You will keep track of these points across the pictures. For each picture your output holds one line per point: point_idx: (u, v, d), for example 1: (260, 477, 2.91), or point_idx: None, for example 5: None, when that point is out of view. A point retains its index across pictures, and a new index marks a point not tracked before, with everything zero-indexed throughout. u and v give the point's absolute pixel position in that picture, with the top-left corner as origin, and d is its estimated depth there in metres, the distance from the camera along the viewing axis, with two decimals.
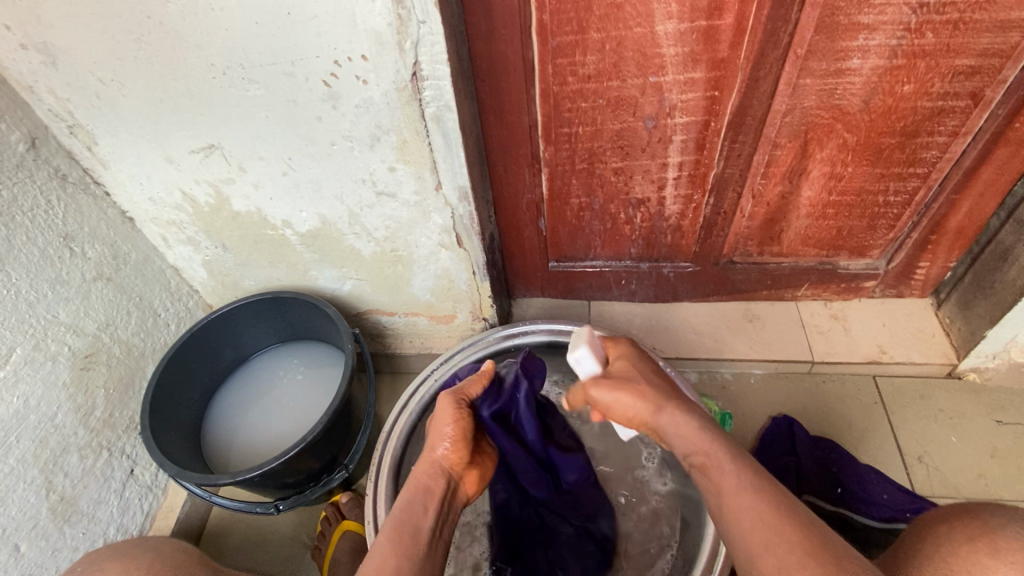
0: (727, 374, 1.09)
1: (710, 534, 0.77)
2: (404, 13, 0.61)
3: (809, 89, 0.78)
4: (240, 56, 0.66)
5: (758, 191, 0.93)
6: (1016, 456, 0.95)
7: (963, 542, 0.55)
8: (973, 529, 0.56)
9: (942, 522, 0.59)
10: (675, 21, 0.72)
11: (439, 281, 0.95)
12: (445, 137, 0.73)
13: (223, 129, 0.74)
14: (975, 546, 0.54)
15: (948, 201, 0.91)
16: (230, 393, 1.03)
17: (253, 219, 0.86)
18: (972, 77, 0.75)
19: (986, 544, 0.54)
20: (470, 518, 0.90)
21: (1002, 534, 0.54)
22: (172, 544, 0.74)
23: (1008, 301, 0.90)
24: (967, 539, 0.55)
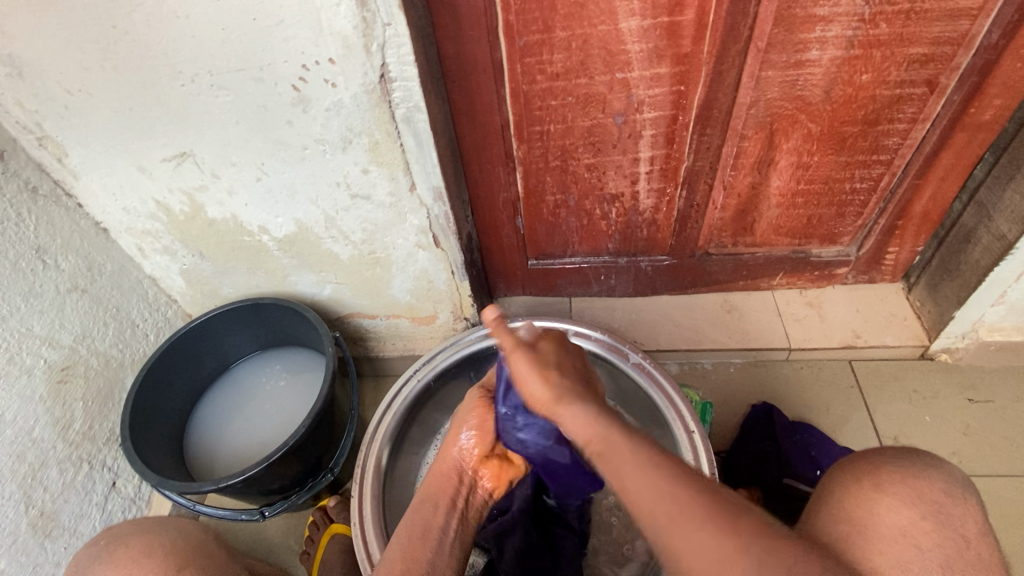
0: (707, 364, 1.10)
1: None
2: (369, 15, 0.62)
3: (771, 81, 0.81)
4: (208, 63, 0.66)
5: (728, 182, 0.95)
6: (987, 433, 0.97)
7: (851, 482, 0.59)
8: (860, 470, 0.60)
9: (833, 473, 0.62)
10: (639, 18, 0.73)
11: (419, 282, 0.95)
12: (417, 137, 0.74)
13: (194, 137, 0.74)
14: (862, 484, 0.58)
15: (912, 185, 0.93)
16: (213, 403, 1.02)
17: (228, 226, 0.86)
18: (926, 65, 0.78)
19: (871, 482, 0.58)
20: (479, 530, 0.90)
21: (884, 470, 0.59)
22: (190, 530, 0.77)
23: (973, 283, 0.93)
24: (855, 479, 0.59)
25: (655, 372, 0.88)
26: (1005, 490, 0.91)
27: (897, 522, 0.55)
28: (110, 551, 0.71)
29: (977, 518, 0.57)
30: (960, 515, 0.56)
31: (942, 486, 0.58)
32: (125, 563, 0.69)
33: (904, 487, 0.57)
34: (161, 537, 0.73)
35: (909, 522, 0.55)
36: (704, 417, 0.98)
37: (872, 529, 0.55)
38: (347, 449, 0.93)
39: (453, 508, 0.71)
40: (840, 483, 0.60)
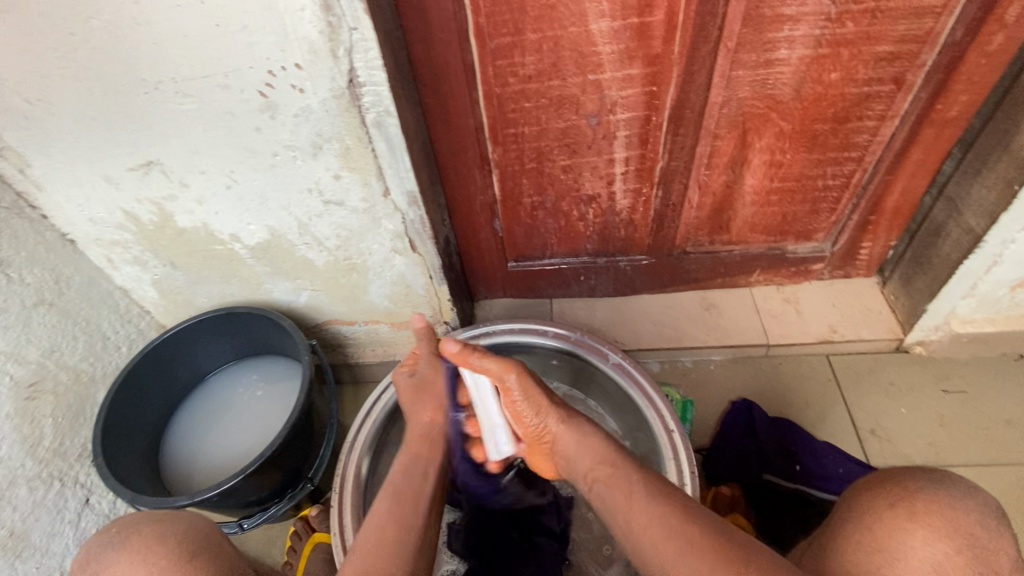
0: (687, 362, 1.10)
1: None
2: (335, 20, 0.61)
3: (742, 81, 0.81)
4: (172, 70, 0.65)
5: (703, 181, 0.96)
6: (963, 423, 0.99)
7: (883, 509, 0.57)
8: (895, 495, 0.58)
9: (863, 493, 0.60)
10: (608, 19, 0.73)
11: (396, 288, 0.94)
12: (389, 142, 0.73)
13: (161, 146, 0.73)
14: (896, 511, 0.56)
15: (883, 181, 0.94)
16: (188, 416, 1.00)
17: (199, 235, 0.85)
18: (893, 62, 0.79)
19: (905, 510, 0.56)
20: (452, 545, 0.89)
21: (920, 497, 0.57)
22: (200, 517, 0.66)
23: (944, 276, 0.94)
24: (888, 506, 0.57)
25: (630, 372, 0.88)
26: (981, 479, 0.93)
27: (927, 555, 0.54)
28: (122, 540, 0.60)
29: (1012, 551, 0.55)
30: (997, 549, 0.54)
31: (976, 516, 0.55)
32: (136, 552, 0.59)
33: (941, 518, 0.55)
34: (175, 525, 0.63)
35: (943, 557, 0.53)
36: (685, 415, 0.98)
37: (902, 562, 0.54)
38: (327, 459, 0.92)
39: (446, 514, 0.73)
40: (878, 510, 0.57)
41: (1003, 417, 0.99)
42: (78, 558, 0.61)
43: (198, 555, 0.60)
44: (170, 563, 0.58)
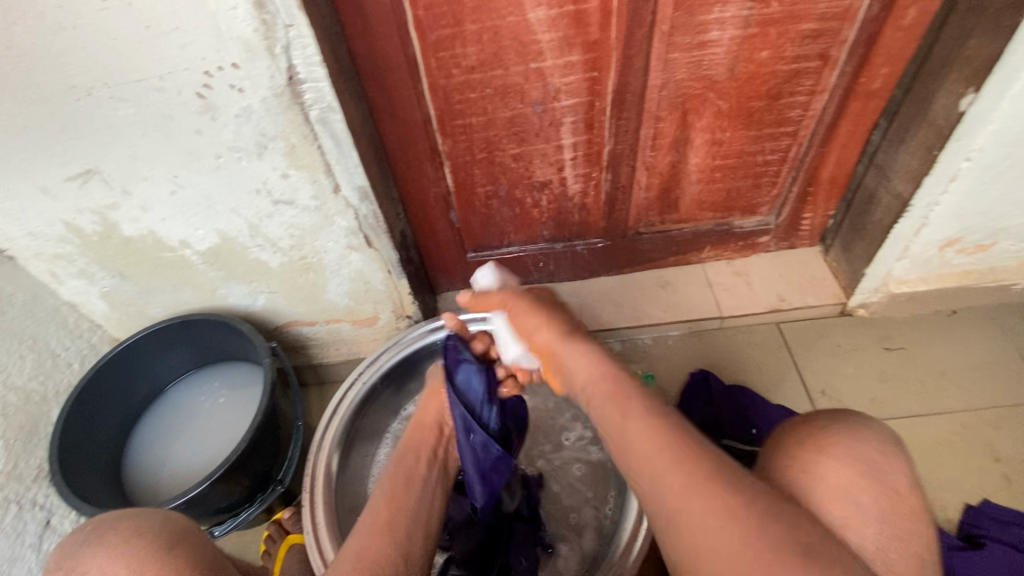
0: (647, 339, 1.14)
1: (629, 517, 0.77)
2: (269, 18, 0.61)
3: (678, 63, 0.84)
4: (104, 75, 0.64)
5: (650, 163, 0.99)
6: (902, 377, 1.05)
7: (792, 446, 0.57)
8: (804, 434, 0.58)
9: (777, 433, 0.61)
10: (545, 7, 0.75)
11: (355, 285, 0.94)
12: (334, 138, 0.73)
13: (100, 153, 0.71)
14: (806, 446, 0.57)
15: (817, 154, 0.99)
16: (149, 428, 0.99)
17: (147, 243, 0.83)
18: (817, 39, 0.83)
19: (813, 444, 0.57)
20: None
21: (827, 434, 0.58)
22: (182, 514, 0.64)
23: (879, 239, 0.99)
24: (797, 442, 0.58)
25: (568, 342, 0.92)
26: (919, 429, 0.99)
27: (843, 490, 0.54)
28: (98, 534, 0.60)
29: None
30: None
31: (878, 445, 0.57)
32: (114, 545, 0.58)
33: (847, 450, 0.56)
34: (152, 519, 0.62)
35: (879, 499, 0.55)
36: None
37: None
38: (296, 459, 0.92)
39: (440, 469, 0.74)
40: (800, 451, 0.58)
41: (938, 369, 1.06)
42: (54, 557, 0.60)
43: (177, 547, 0.59)
44: (150, 551, 0.58)
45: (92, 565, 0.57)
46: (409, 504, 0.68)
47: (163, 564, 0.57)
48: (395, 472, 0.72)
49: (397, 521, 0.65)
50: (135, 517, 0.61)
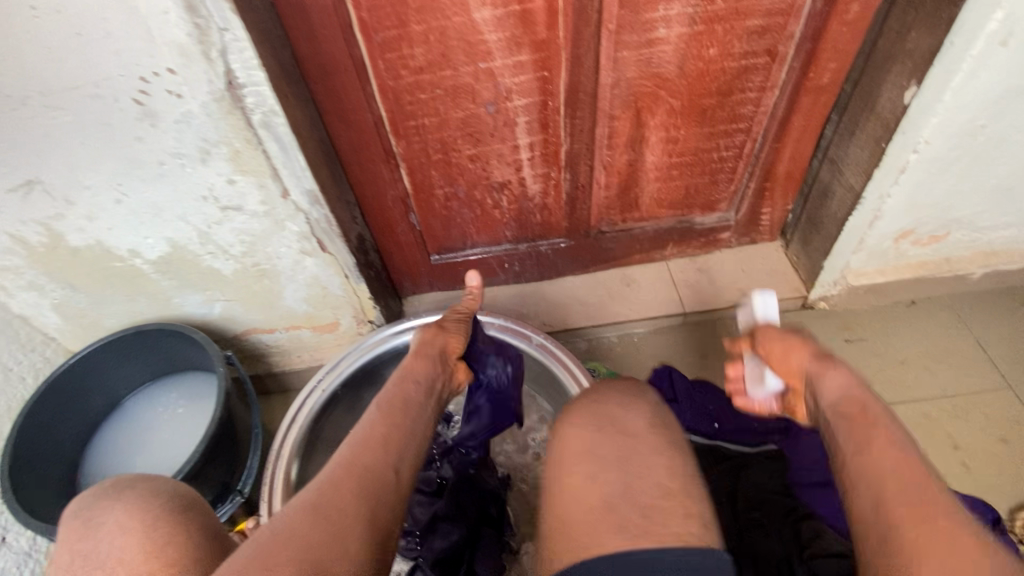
0: (612, 337, 1.14)
1: None
2: (203, 22, 0.60)
3: (628, 61, 0.84)
4: (39, 84, 0.62)
5: (607, 161, 0.99)
6: (863, 368, 1.06)
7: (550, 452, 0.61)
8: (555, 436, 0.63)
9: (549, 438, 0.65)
10: (490, 7, 0.75)
11: (312, 290, 0.93)
12: (279, 142, 0.72)
13: (40, 162, 0.70)
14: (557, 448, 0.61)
15: (772, 149, 1.00)
16: (107, 439, 0.97)
17: (96, 253, 0.82)
18: (764, 35, 0.84)
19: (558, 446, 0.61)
20: None
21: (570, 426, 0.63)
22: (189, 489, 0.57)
23: (835, 232, 1.00)
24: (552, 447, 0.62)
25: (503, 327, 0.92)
26: None
27: (602, 452, 0.57)
28: (117, 489, 0.55)
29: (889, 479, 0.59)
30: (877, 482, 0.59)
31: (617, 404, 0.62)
32: (131, 502, 0.53)
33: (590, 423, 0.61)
34: (166, 483, 0.56)
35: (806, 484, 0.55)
36: None
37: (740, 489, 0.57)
38: (255, 468, 0.91)
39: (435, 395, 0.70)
40: (569, 419, 0.63)
41: (900, 359, 1.07)
42: (71, 509, 0.55)
43: (189, 510, 0.53)
44: (163, 512, 0.52)
45: (108, 517, 0.52)
46: (408, 427, 0.63)
47: (174, 525, 0.51)
48: (393, 396, 0.67)
49: (396, 439, 0.60)
50: (156, 479, 0.56)
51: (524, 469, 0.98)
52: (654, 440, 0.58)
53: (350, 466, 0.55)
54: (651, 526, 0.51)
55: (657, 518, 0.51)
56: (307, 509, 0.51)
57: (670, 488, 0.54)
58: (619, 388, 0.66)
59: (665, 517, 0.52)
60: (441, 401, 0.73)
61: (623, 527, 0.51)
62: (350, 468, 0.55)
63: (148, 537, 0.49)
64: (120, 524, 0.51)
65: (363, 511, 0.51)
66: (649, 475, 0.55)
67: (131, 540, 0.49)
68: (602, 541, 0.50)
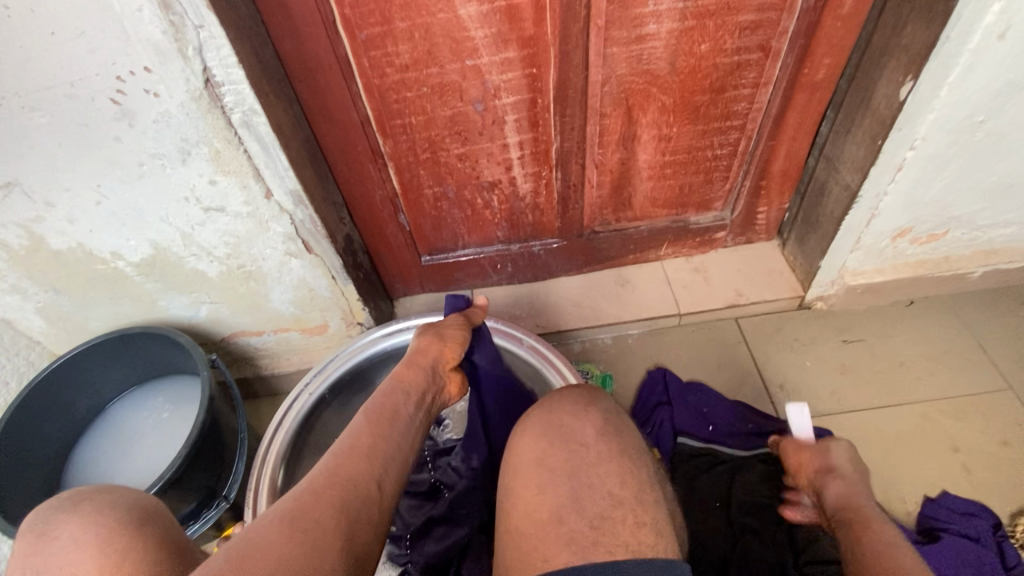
0: (606, 339, 1.12)
1: None
2: (177, 19, 0.59)
3: (618, 57, 0.83)
4: (12, 84, 0.61)
5: (599, 160, 0.98)
6: (861, 369, 1.05)
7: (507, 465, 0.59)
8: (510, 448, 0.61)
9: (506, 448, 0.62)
10: (475, 4, 0.74)
11: (299, 292, 0.92)
12: (260, 141, 0.71)
13: (17, 165, 0.68)
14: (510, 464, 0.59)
15: (767, 147, 0.98)
16: (93, 443, 0.96)
17: (77, 256, 0.80)
18: (756, 31, 0.82)
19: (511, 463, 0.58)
20: None
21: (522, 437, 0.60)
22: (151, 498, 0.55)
23: (831, 231, 0.99)
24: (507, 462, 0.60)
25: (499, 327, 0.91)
26: (877, 421, 0.99)
27: (551, 464, 0.55)
28: (73, 503, 0.53)
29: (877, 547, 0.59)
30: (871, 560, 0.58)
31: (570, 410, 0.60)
32: (87, 516, 0.51)
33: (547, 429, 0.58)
34: (126, 495, 0.55)
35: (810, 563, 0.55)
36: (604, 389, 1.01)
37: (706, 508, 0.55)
38: (241, 473, 0.90)
39: (421, 401, 0.69)
40: (522, 429, 0.61)
41: (898, 360, 1.05)
42: (29, 522, 0.54)
43: (146, 523, 0.51)
44: (122, 525, 0.50)
45: (63, 532, 0.51)
46: (391, 436, 0.62)
47: (131, 537, 0.49)
48: (380, 403, 0.66)
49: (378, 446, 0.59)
50: (114, 491, 0.55)
51: None
52: (605, 448, 0.56)
53: (332, 476, 0.54)
54: (600, 537, 0.49)
55: (607, 530, 0.49)
56: (277, 521, 0.48)
57: (635, 495, 0.52)
58: (572, 394, 0.63)
59: (651, 527, 0.50)
60: (431, 413, 0.72)
61: (572, 540, 0.49)
62: (331, 478, 0.54)
63: (104, 550, 0.48)
64: (75, 539, 0.50)
65: (346, 520, 0.50)
66: (601, 485, 0.53)
67: (87, 552, 0.48)
68: (551, 556, 0.49)
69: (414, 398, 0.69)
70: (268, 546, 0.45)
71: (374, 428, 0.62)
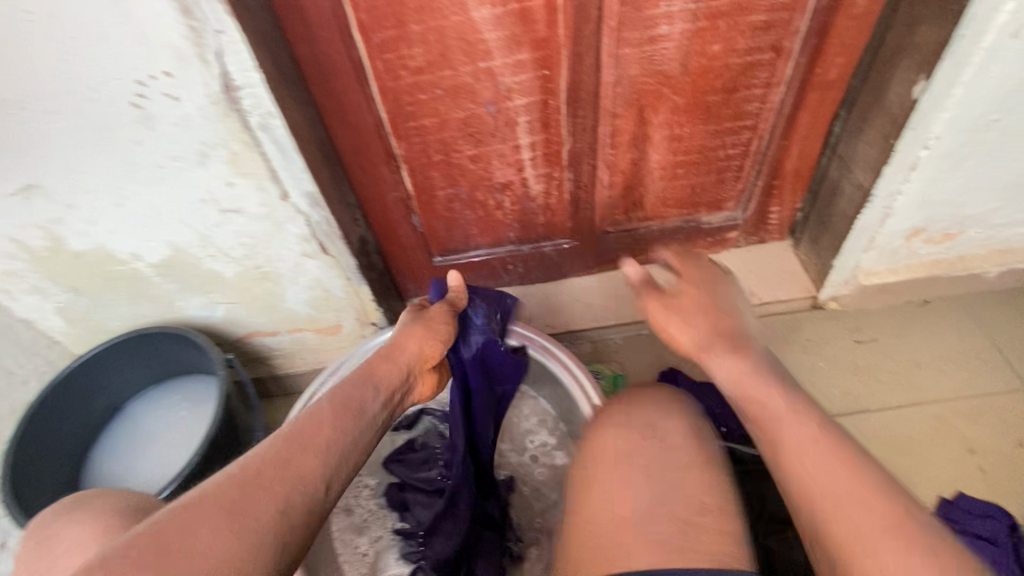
0: (618, 339, 1.12)
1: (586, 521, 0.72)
2: (197, 25, 0.60)
3: (630, 59, 0.83)
4: (36, 88, 0.62)
5: (610, 160, 0.98)
6: (874, 369, 1.04)
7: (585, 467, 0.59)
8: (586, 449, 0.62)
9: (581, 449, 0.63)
10: (489, 6, 0.74)
11: (314, 292, 0.93)
12: (277, 144, 0.72)
13: (41, 168, 0.70)
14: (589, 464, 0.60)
15: (779, 146, 0.98)
16: (111, 442, 0.98)
17: (97, 257, 0.82)
18: (768, 31, 0.82)
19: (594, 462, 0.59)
20: (365, 548, 0.87)
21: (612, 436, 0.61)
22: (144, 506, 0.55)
23: (844, 231, 0.98)
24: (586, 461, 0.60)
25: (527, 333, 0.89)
26: (890, 422, 0.98)
27: (639, 460, 0.57)
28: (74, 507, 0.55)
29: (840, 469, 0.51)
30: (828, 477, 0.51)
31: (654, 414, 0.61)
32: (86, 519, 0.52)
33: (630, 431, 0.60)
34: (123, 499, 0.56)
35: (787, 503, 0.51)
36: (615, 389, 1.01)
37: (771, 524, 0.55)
38: None
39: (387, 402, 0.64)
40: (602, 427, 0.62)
41: (912, 360, 1.05)
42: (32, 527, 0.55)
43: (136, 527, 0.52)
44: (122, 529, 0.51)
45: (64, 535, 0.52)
46: (354, 433, 0.57)
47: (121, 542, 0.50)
48: (343, 394, 0.60)
49: None
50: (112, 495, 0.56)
51: (521, 468, 0.94)
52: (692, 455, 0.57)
53: (283, 467, 0.49)
54: (685, 542, 0.49)
55: (693, 535, 0.50)
56: (215, 511, 0.44)
57: None
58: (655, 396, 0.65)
59: (717, 536, 0.50)
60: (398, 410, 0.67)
61: (658, 542, 0.50)
62: (281, 470, 0.49)
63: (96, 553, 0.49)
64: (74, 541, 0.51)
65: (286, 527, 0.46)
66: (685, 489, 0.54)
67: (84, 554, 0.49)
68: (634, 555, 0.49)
69: (383, 394, 0.64)
70: (198, 533, 0.42)
71: (340, 419, 0.57)
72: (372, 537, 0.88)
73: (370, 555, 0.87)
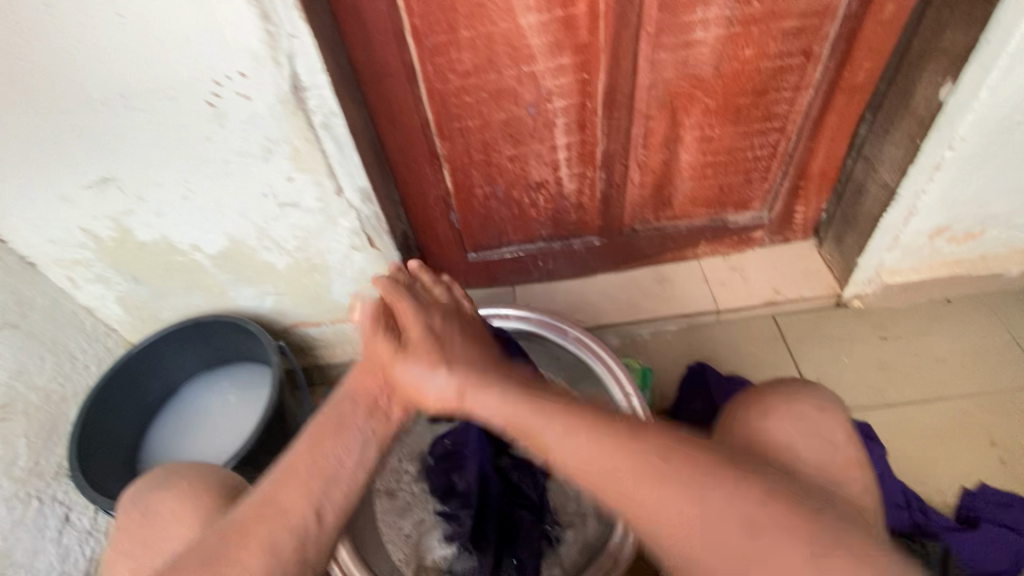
0: (646, 334, 1.15)
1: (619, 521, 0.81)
2: (273, 29, 0.65)
3: (666, 63, 0.87)
4: (121, 86, 0.67)
5: (642, 160, 1.02)
6: (898, 365, 1.07)
7: None
8: None
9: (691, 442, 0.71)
10: (535, 13, 0.79)
11: (359, 284, 0.97)
12: (336, 141, 0.77)
13: (118, 161, 0.75)
14: None
15: (806, 148, 1.02)
16: (166, 424, 1.03)
17: (160, 247, 0.87)
18: (799, 36, 0.86)
19: None
20: (410, 530, 0.90)
21: None
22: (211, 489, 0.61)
23: (869, 230, 1.02)
24: None
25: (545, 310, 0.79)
26: (914, 416, 1.01)
27: None
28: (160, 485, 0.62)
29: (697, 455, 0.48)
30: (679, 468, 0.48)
31: None
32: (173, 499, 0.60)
33: None
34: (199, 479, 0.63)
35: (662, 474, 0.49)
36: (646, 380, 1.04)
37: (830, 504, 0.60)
38: None
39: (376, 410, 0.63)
40: None
41: (935, 357, 1.07)
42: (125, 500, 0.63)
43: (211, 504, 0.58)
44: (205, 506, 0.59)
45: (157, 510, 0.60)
46: (338, 453, 0.58)
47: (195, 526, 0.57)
48: (326, 415, 0.62)
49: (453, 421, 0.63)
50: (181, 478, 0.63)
51: None
52: None
53: (261, 503, 0.52)
54: None
55: None
56: (194, 560, 0.48)
57: None
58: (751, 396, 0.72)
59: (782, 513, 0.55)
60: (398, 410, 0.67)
61: None
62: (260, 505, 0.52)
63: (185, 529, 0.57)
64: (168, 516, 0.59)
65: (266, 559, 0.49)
66: None
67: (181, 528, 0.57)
68: None
69: (364, 407, 0.63)
70: None
71: (319, 444, 0.58)
72: (417, 519, 0.91)
73: (414, 536, 0.89)
